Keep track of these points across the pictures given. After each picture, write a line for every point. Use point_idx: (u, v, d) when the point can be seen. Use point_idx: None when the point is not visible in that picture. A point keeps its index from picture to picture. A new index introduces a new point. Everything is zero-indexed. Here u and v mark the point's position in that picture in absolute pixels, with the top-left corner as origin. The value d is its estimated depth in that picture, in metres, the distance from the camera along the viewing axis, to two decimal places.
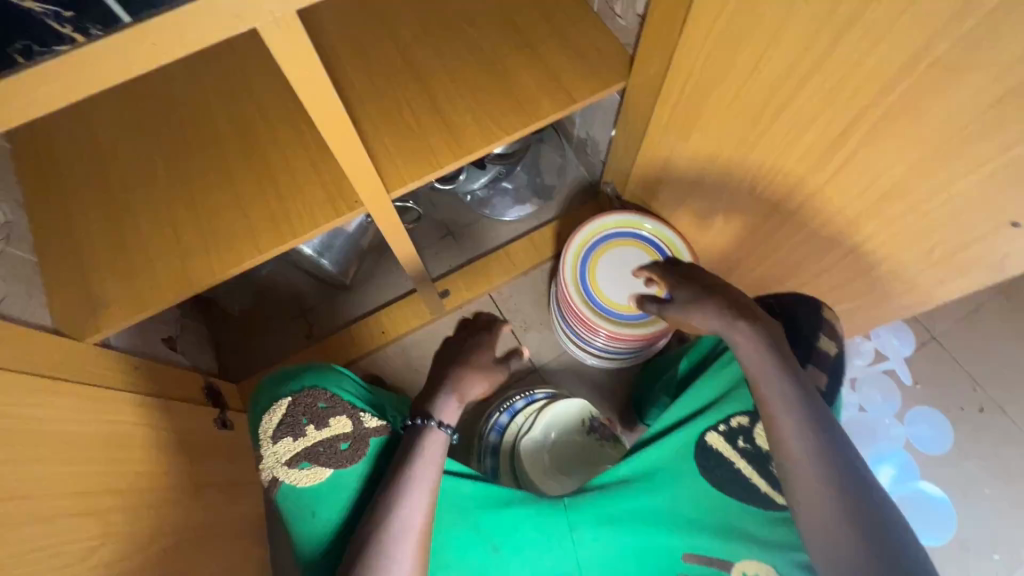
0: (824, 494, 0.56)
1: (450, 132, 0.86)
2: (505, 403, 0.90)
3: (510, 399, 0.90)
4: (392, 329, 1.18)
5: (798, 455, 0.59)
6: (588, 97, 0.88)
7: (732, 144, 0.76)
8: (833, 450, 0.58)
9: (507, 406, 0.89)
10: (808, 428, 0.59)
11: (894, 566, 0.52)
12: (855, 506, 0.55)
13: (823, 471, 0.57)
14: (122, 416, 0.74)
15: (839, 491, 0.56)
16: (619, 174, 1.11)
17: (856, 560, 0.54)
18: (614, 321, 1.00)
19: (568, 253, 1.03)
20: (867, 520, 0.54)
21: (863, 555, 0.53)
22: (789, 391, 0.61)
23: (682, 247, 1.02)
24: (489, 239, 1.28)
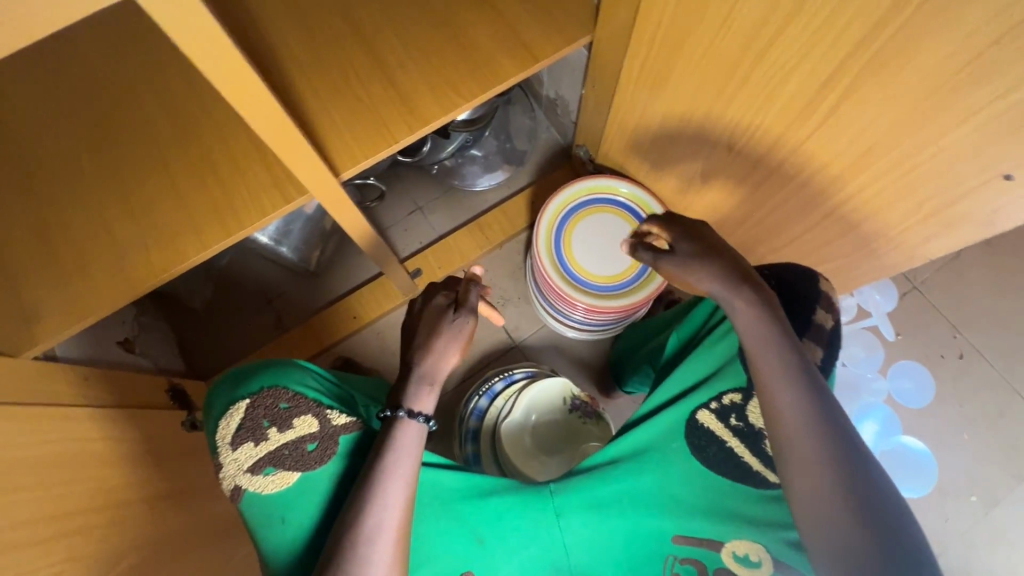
0: (819, 471, 0.54)
1: (404, 101, 0.79)
2: (483, 386, 0.87)
3: (488, 381, 0.87)
4: (364, 313, 1.13)
5: (793, 431, 0.56)
6: (552, 55, 0.81)
7: (707, 101, 0.70)
8: (832, 426, 0.55)
9: (486, 388, 0.86)
10: (806, 402, 0.57)
11: (893, 549, 0.49)
12: (854, 485, 0.53)
13: (819, 446, 0.55)
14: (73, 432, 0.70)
15: (834, 468, 0.54)
16: (592, 136, 1.04)
17: (852, 542, 0.51)
18: (592, 294, 0.96)
19: (542, 220, 0.98)
20: (867, 501, 0.52)
21: (860, 537, 0.51)
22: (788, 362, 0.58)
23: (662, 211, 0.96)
24: (460, 213, 1.22)
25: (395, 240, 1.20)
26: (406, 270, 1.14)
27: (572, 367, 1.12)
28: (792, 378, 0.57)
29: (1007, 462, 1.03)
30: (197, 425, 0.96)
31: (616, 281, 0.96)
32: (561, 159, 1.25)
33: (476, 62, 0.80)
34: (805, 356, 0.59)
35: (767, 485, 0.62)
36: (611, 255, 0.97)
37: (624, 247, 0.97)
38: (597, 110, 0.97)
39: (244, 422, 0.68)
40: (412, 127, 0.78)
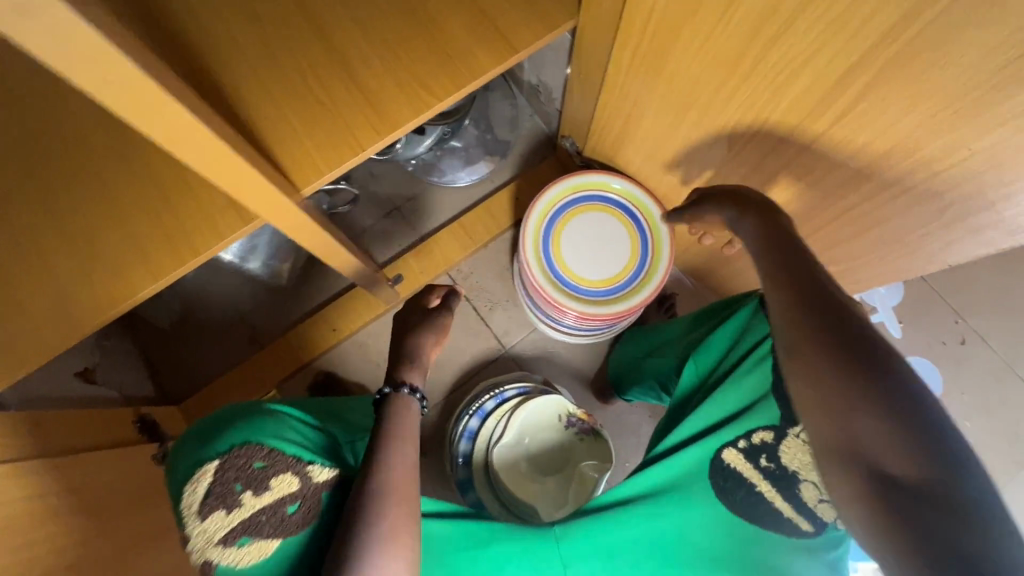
0: (824, 364, 0.49)
1: (370, 103, 0.71)
2: (473, 404, 0.82)
3: (478, 398, 0.82)
4: (343, 325, 1.07)
5: (794, 327, 0.53)
6: (532, 44, 0.73)
7: (706, 94, 0.64)
8: (835, 321, 0.51)
9: (476, 406, 0.82)
10: (801, 301, 0.53)
11: (921, 438, 0.44)
12: (868, 376, 0.47)
13: (823, 337, 0.50)
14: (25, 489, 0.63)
15: (842, 360, 0.49)
16: (578, 127, 0.97)
17: (876, 433, 0.46)
18: (586, 302, 0.90)
19: (528, 222, 0.91)
20: (887, 389, 0.46)
21: (882, 427, 0.45)
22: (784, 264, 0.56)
23: (656, 208, 0.90)
24: (441, 212, 1.15)
25: (371, 245, 1.13)
26: (385, 277, 1.07)
27: (566, 371, 1.06)
28: (791, 285, 0.54)
29: (1008, 447, 1.01)
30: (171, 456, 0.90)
31: (611, 286, 0.90)
32: (545, 150, 1.18)
33: (449, 53, 0.72)
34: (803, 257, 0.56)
35: (799, 533, 0.59)
36: (605, 257, 0.91)
37: (618, 248, 0.91)
38: (583, 100, 0.89)
39: (213, 487, 0.61)
40: (379, 131, 0.71)
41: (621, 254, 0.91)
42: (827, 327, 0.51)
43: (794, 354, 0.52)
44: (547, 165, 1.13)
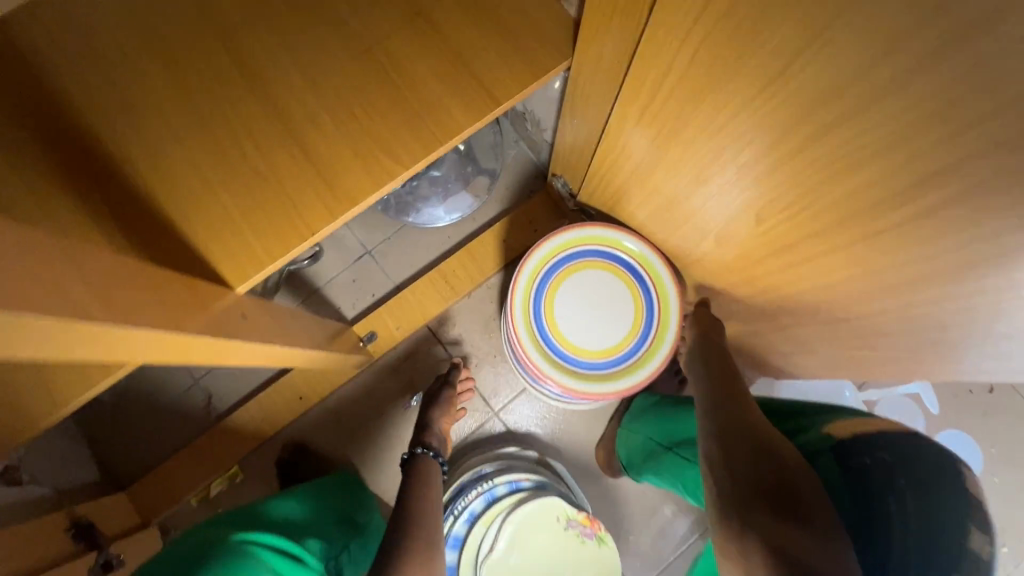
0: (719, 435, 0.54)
1: (320, 173, 0.57)
2: (459, 502, 0.72)
3: (465, 497, 0.72)
4: (310, 392, 0.95)
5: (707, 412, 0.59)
6: (518, 94, 0.60)
7: (733, 165, 0.52)
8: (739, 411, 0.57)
9: (462, 505, 0.72)
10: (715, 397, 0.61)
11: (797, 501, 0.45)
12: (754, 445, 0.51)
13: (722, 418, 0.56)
14: None
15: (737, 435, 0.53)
16: (570, 169, 0.84)
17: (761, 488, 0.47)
18: (584, 376, 0.80)
19: (516, 288, 0.80)
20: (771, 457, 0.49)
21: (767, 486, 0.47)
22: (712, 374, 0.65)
23: (664, 266, 0.79)
24: (419, 257, 1.03)
25: (340, 297, 1.00)
26: (356, 336, 0.95)
27: (563, 436, 0.96)
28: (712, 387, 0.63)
29: None
30: (115, 565, 0.77)
31: (612, 357, 0.80)
32: (533, 183, 1.05)
33: (415, 110, 0.59)
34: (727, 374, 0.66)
35: None
36: (605, 324, 0.80)
37: (620, 313, 0.80)
38: (577, 144, 0.76)
39: None
40: (331, 211, 0.57)
41: (622, 321, 0.80)
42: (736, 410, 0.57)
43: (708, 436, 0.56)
44: (536, 202, 1.00)
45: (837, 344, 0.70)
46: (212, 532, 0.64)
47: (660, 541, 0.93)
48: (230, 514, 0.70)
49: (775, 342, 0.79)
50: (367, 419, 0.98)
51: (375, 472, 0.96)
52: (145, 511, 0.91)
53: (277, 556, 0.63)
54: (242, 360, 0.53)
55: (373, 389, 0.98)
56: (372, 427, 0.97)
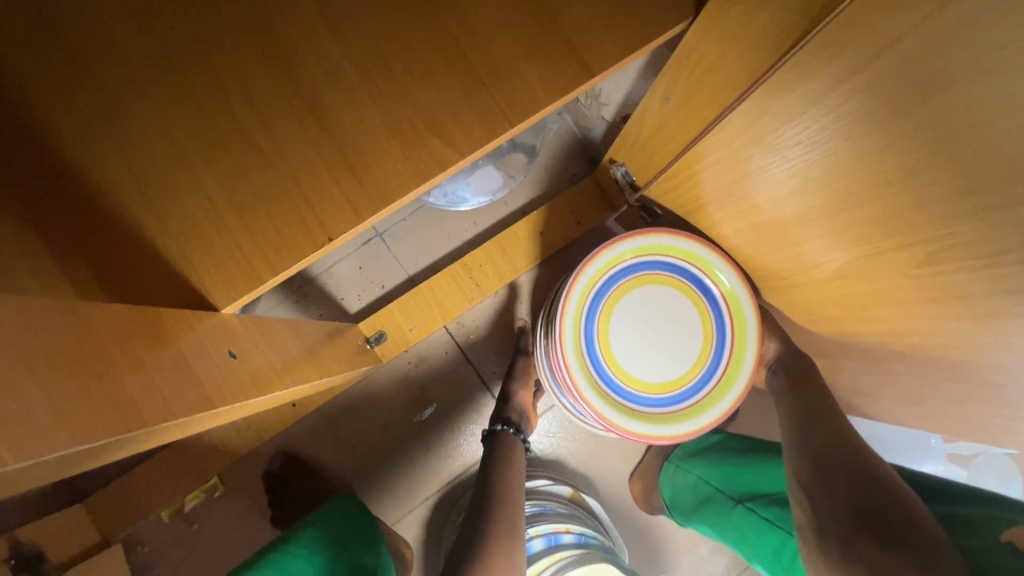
0: (812, 466, 0.52)
1: (341, 153, 0.41)
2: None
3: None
4: (305, 400, 0.81)
5: (796, 441, 0.56)
6: (618, 63, 0.44)
7: (925, 192, 0.38)
8: (831, 438, 0.54)
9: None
10: (803, 424, 0.57)
11: (909, 533, 0.41)
12: (855, 477, 0.48)
13: (814, 447, 0.53)
14: None
15: (836, 466, 0.50)
16: (639, 159, 0.69)
17: (867, 519, 0.44)
18: (641, 415, 0.66)
19: (567, 302, 0.65)
20: (878, 491, 0.46)
21: (878, 520, 0.43)
22: (799, 402, 0.61)
23: (742, 288, 0.65)
24: (439, 245, 0.87)
25: (344, 288, 0.84)
26: (362, 337, 0.80)
27: (593, 460, 0.84)
28: (798, 414, 0.59)
29: None
30: None
31: (674, 392, 0.67)
32: (578, 166, 0.89)
33: (479, 76, 0.43)
34: (814, 396, 0.61)
35: None
36: (667, 352, 0.67)
37: (685, 340, 0.67)
38: (658, 130, 0.61)
39: None
40: (357, 211, 0.41)
41: (689, 350, 0.67)
42: (833, 444, 0.53)
43: (801, 464, 0.53)
44: (580, 190, 0.85)
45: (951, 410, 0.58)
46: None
47: None
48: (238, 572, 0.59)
49: (863, 383, 0.67)
50: (369, 432, 0.85)
51: (376, 491, 0.84)
52: (107, 528, 0.78)
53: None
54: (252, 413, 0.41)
55: (379, 397, 0.85)
56: (377, 441, 0.85)
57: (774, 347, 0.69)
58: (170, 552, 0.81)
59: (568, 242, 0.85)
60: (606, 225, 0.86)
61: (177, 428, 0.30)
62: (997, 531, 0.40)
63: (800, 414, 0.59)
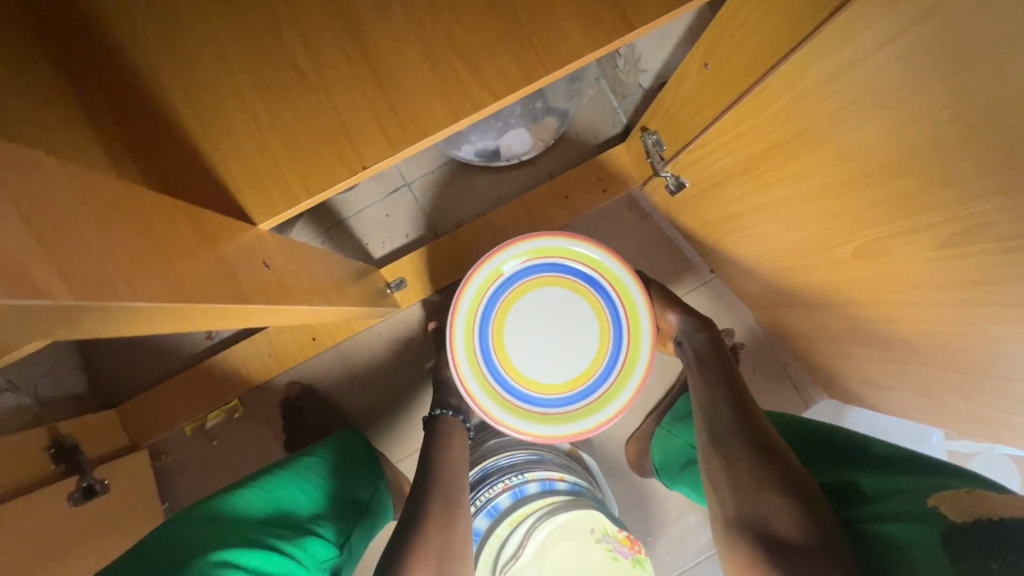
0: (715, 455, 0.57)
1: (382, 82, 0.43)
2: (483, 494, 0.75)
3: (491, 490, 0.74)
4: (324, 335, 0.86)
5: (704, 427, 0.61)
6: (658, 17, 0.44)
7: (952, 170, 0.38)
8: (727, 420, 0.59)
9: (486, 498, 0.74)
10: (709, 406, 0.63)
11: (798, 512, 0.47)
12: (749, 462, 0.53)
13: (715, 433, 0.59)
14: None
15: (732, 452, 0.55)
16: (670, 128, 0.69)
17: (765, 506, 0.49)
18: (549, 416, 0.68)
19: (455, 321, 0.67)
20: (768, 474, 0.51)
21: (774, 505, 0.49)
22: (705, 383, 0.66)
23: (625, 273, 0.68)
24: (463, 199, 0.89)
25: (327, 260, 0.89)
26: (384, 281, 0.84)
27: None
28: (704, 395, 0.64)
29: None
30: (96, 490, 0.70)
31: (578, 390, 0.68)
32: (609, 133, 0.89)
33: (519, 20, 0.43)
34: (713, 375, 0.67)
35: None
36: (566, 353, 0.69)
37: (582, 338, 0.69)
38: (693, 96, 0.61)
39: None
40: (391, 142, 0.43)
41: (586, 347, 0.69)
42: (731, 428, 0.58)
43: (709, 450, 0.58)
44: (608, 159, 0.86)
45: (952, 405, 0.59)
46: (203, 528, 0.53)
47: (679, 551, 0.87)
48: (230, 491, 0.60)
49: (871, 371, 0.68)
50: (381, 372, 0.88)
51: (383, 430, 0.88)
52: (135, 434, 0.84)
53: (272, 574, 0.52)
54: (279, 322, 0.43)
55: (392, 342, 0.88)
56: (388, 380, 0.88)
57: (674, 318, 0.78)
58: (189, 464, 0.86)
59: (592, 207, 0.87)
60: (630, 196, 0.89)
61: (218, 316, 0.33)
62: (924, 495, 0.41)
63: (705, 396, 0.64)
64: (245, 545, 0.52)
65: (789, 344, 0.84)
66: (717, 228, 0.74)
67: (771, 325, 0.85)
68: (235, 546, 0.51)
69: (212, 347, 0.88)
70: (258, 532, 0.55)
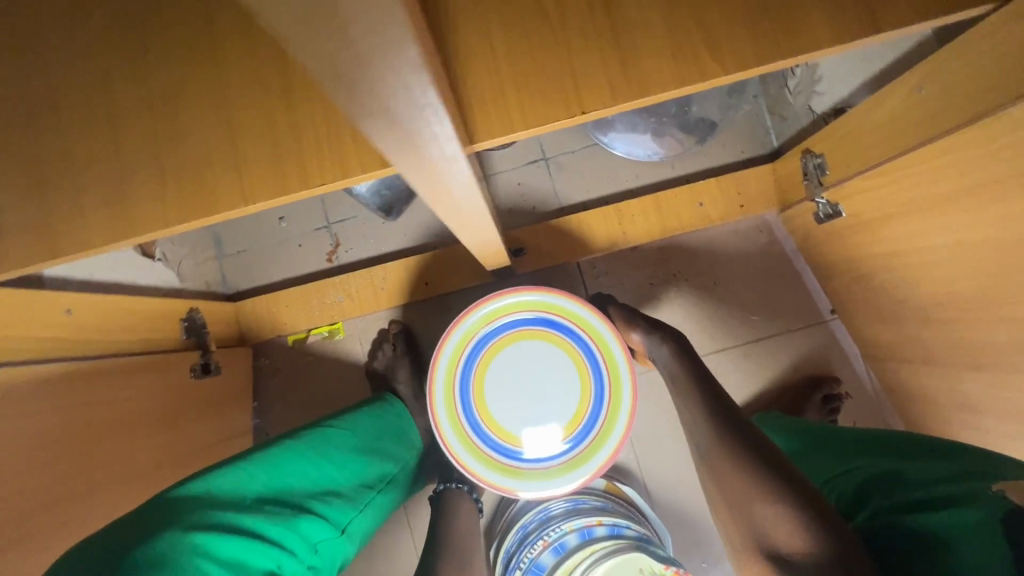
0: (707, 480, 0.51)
1: (621, 36, 0.45)
2: (525, 555, 0.66)
3: (531, 548, 0.66)
4: (436, 282, 0.87)
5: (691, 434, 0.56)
6: (902, 31, 0.44)
7: None
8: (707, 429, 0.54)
9: (529, 559, 0.66)
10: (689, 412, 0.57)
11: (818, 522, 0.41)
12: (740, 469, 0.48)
13: (699, 443, 0.54)
14: (56, 391, 0.53)
15: (722, 469, 0.49)
16: (845, 152, 0.68)
17: (773, 517, 0.44)
18: (551, 469, 0.65)
19: (433, 395, 0.66)
20: (763, 478, 0.46)
21: (778, 512, 0.43)
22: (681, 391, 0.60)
23: (580, 305, 0.67)
24: (594, 185, 0.90)
25: (376, 233, 0.91)
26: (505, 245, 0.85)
27: (668, 436, 0.87)
28: (686, 401, 0.58)
29: None
30: (212, 370, 0.76)
31: (572, 436, 0.66)
32: (757, 152, 0.88)
33: (764, 7, 0.44)
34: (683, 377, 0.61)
35: None
36: (547, 405, 0.67)
37: (560, 387, 0.67)
38: (898, 118, 0.59)
39: None
40: (613, 94, 0.45)
41: (568, 390, 0.67)
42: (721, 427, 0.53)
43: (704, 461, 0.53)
44: (752, 176, 0.86)
45: None
46: (187, 499, 0.47)
47: None
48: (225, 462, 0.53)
49: (998, 451, 0.62)
50: None
51: None
52: (245, 331, 0.89)
53: (250, 565, 0.46)
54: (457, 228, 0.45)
55: None
56: None
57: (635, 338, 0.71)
58: (283, 371, 0.90)
59: (725, 220, 0.87)
60: (763, 218, 0.88)
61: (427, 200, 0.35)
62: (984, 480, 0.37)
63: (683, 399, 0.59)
64: (227, 527, 0.46)
65: (902, 404, 0.80)
66: (865, 263, 0.71)
67: (887, 380, 0.80)
68: (217, 529, 0.45)
69: (328, 268, 0.91)
70: (249, 511, 0.49)
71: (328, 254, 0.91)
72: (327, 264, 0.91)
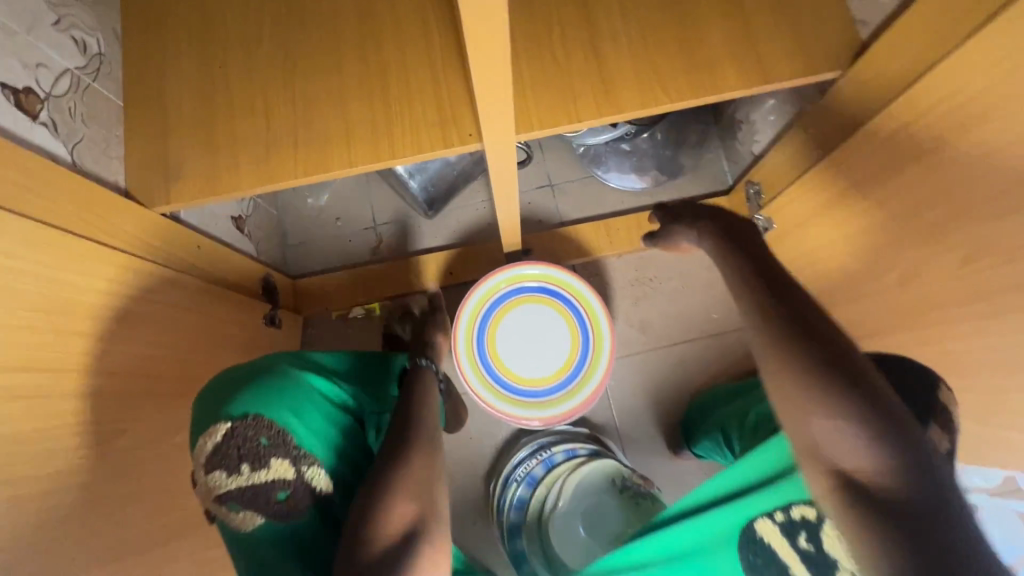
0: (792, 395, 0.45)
1: (604, 76, 0.70)
2: (521, 469, 0.85)
3: (526, 465, 0.85)
4: (459, 271, 1.09)
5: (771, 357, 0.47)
6: (784, 82, 0.69)
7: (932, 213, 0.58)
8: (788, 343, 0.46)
9: (525, 472, 0.85)
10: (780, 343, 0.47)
11: (899, 431, 0.41)
12: (813, 376, 0.44)
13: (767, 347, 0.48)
14: (184, 296, 0.72)
15: (796, 381, 0.45)
16: (771, 180, 0.92)
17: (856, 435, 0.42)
18: (547, 401, 0.84)
19: (455, 341, 0.84)
20: (833, 383, 0.44)
21: (864, 435, 0.41)
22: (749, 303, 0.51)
23: (570, 276, 0.87)
24: (587, 206, 1.14)
25: (412, 233, 1.13)
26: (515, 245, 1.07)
27: (643, 410, 1.03)
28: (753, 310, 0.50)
29: None
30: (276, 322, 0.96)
31: (564, 377, 0.85)
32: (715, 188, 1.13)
33: (695, 67, 0.70)
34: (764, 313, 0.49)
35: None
36: (546, 352, 0.86)
37: (554, 339, 0.86)
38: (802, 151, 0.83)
39: (218, 447, 0.51)
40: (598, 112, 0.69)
41: (560, 341, 0.86)
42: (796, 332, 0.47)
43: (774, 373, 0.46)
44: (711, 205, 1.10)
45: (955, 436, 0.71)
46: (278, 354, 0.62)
47: None
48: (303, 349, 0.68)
49: None
50: None
51: None
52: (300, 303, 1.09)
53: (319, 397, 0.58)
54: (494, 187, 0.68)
55: None
56: None
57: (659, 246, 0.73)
58: (326, 337, 1.08)
59: None
60: None
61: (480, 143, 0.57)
62: None
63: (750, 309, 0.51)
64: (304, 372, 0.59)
65: None
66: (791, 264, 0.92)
67: None
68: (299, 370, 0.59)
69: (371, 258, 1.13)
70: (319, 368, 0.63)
71: (372, 247, 1.13)
72: (371, 255, 1.13)
